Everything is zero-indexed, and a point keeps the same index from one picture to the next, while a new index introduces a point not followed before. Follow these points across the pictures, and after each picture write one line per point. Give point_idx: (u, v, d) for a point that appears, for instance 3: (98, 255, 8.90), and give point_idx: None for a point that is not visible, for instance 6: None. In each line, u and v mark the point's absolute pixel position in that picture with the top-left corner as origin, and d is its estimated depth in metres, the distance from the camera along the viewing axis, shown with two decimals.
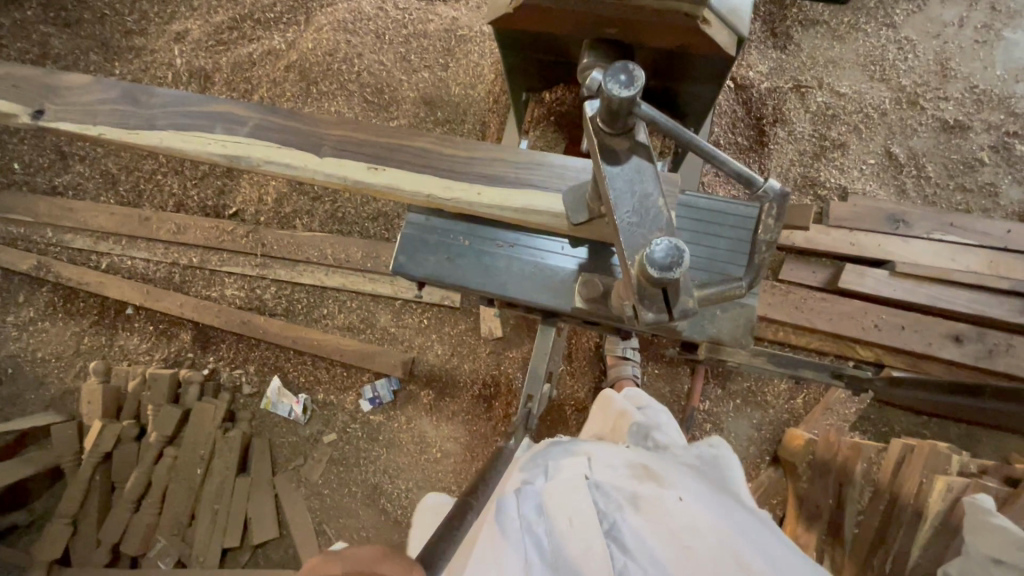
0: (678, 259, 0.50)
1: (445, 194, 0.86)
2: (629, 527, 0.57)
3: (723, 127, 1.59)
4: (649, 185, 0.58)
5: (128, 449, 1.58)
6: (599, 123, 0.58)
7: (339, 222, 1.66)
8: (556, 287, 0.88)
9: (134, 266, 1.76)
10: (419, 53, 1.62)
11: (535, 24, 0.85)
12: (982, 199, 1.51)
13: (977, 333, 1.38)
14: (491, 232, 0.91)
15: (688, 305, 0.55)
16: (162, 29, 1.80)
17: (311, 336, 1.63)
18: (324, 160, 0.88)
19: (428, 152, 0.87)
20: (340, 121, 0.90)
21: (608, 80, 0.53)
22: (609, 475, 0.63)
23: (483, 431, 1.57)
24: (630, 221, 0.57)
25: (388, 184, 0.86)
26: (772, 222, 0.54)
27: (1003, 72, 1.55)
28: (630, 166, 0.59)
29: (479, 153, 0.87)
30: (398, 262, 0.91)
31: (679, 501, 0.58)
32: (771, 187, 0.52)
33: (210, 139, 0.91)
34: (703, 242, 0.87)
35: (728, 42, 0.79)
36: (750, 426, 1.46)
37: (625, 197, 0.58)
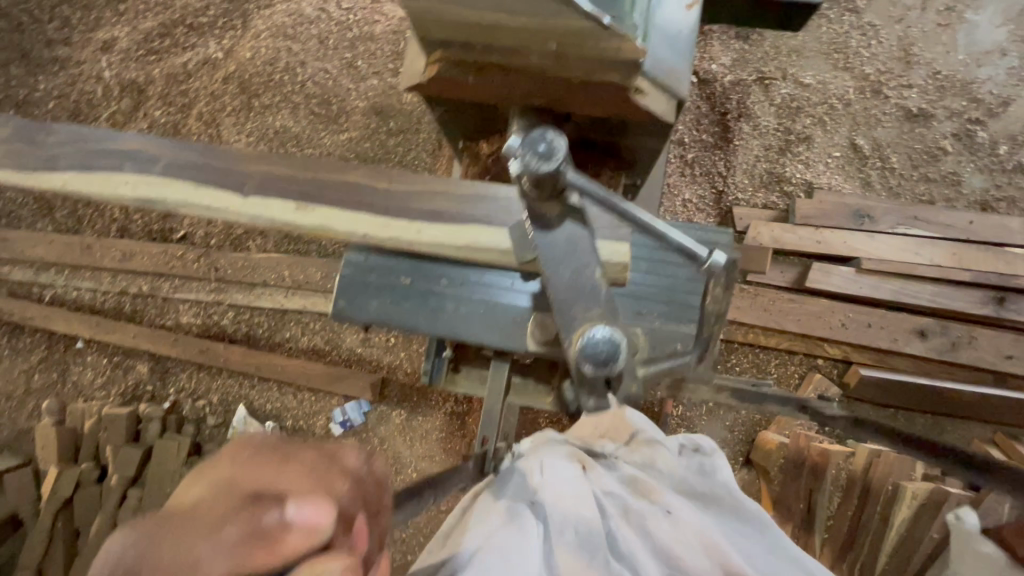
0: (614, 354, 0.57)
1: (382, 233, 0.81)
2: (625, 540, 0.52)
3: (687, 125, 1.56)
4: (585, 255, 0.58)
5: (90, 492, 1.52)
6: (528, 194, 0.55)
7: (294, 242, 1.59)
8: (507, 324, 0.89)
9: (81, 297, 1.67)
10: (366, 58, 1.52)
11: (463, 91, 0.81)
12: (945, 189, 1.50)
13: (941, 325, 1.39)
14: (435, 269, 0.90)
15: (632, 388, 0.70)
16: (86, 38, 1.66)
17: (274, 361, 1.57)
18: (247, 201, 0.82)
19: (360, 188, 0.82)
20: (267, 156, 0.83)
21: (527, 153, 0.50)
22: (607, 478, 0.57)
23: (457, 448, 1.55)
24: (567, 298, 0.60)
25: (321, 226, 0.81)
26: (722, 291, 0.59)
27: (967, 56, 1.52)
28: (563, 233, 0.58)
29: (416, 186, 0.81)
30: (339, 305, 0.92)
31: (674, 515, 0.53)
32: (718, 261, 0.53)
33: (119, 181, 0.83)
34: (663, 272, 0.90)
35: (666, 108, 0.78)
36: (723, 429, 1.47)
37: (561, 269, 0.59)
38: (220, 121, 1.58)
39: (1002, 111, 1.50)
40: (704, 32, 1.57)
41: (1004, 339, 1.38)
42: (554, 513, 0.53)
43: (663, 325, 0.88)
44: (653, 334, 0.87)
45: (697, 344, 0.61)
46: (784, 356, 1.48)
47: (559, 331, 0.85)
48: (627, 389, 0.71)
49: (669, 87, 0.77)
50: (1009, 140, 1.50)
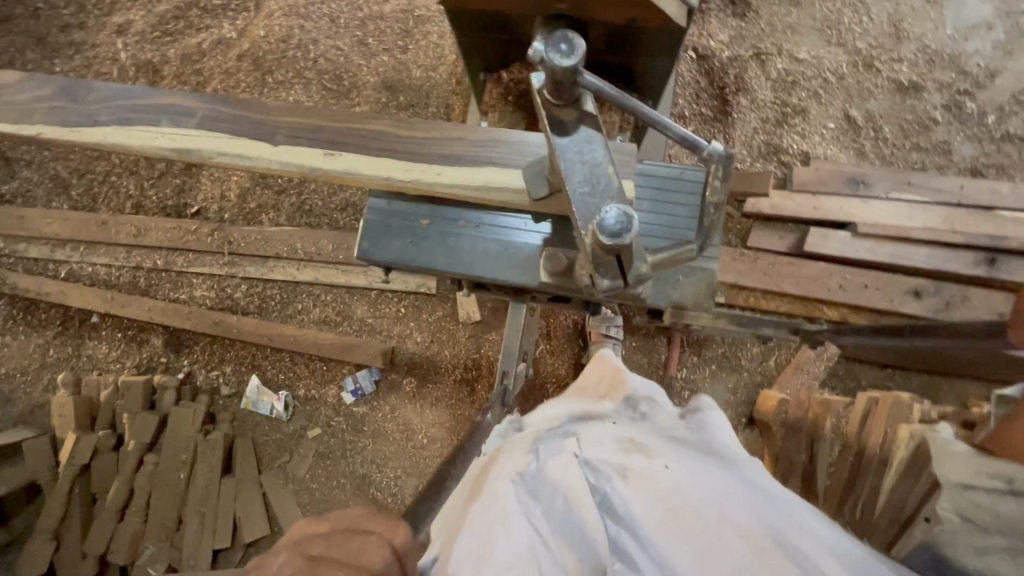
0: (630, 224, 0.52)
1: (404, 176, 0.84)
2: (619, 498, 0.58)
3: (687, 98, 1.61)
4: (598, 153, 0.60)
5: (106, 460, 1.54)
6: (547, 94, 0.59)
7: (306, 215, 1.63)
8: (523, 263, 0.89)
9: (96, 272, 1.70)
10: (376, 36, 1.57)
11: (486, 1, 0.85)
12: (936, 157, 1.56)
13: (935, 286, 1.44)
14: (454, 211, 0.91)
15: (643, 269, 0.58)
16: (102, 21, 1.71)
17: (287, 331, 1.61)
18: (279, 148, 0.86)
19: (386, 136, 0.86)
20: (291, 109, 0.87)
21: (550, 50, 0.54)
22: (599, 447, 0.63)
23: (466, 414, 1.58)
24: (582, 191, 0.60)
25: (347, 170, 0.85)
26: (720, 184, 0.58)
27: (954, 31, 1.58)
28: (579, 136, 0.61)
29: (437, 132, 0.85)
30: (361, 248, 0.92)
31: (665, 468, 0.59)
32: (717, 149, 0.56)
33: (154, 134, 0.87)
34: (665, 211, 0.89)
35: (677, 13, 0.82)
36: (726, 391, 1.51)
37: (576, 167, 0.60)
38: (234, 98, 1.63)
39: (990, 82, 1.56)
40: (702, 10, 1.63)
41: (996, 299, 1.42)
42: (546, 486, 0.60)
43: None
44: None
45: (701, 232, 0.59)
46: (784, 320, 1.53)
47: (569, 265, 0.85)
48: (638, 269, 0.58)
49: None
50: (997, 110, 1.55)
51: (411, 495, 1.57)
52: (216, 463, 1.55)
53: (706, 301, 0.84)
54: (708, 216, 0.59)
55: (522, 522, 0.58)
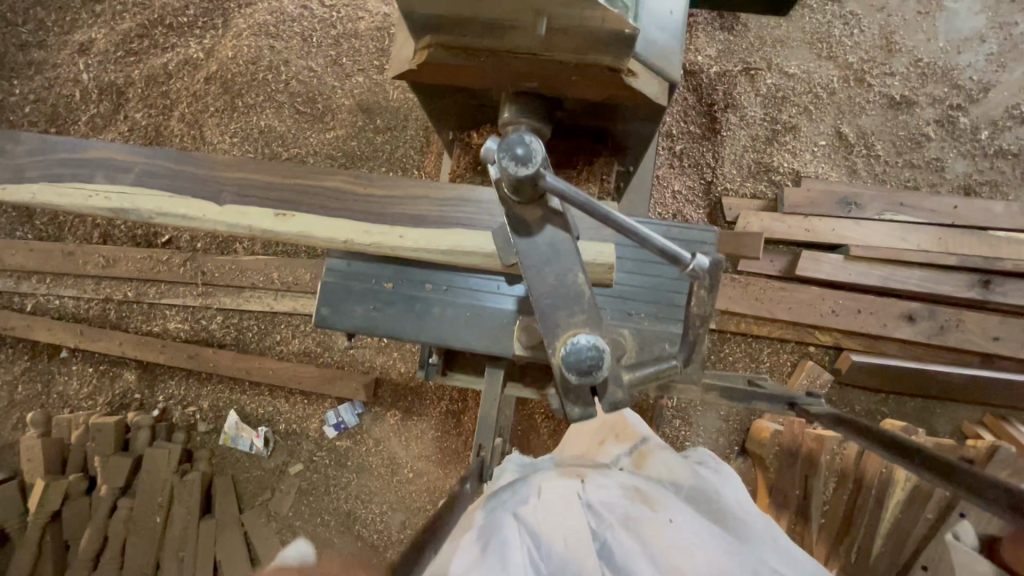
0: (599, 360, 0.52)
1: (364, 239, 0.79)
2: (622, 546, 0.51)
3: (675, 116, 1.57)
4: (567, 262, 0.57)
5: (79, 504, 1.49)
6: (509, 194, 0.56)
7: (283, 243, 1.57)
8: (494, 330, 0.86)
9: (64, 306, 1.63)
10: (351, 55, 1.51)
11: (452, 78, 0.81)
12: (929, 174, 1.52)
13: (929, 310, 1.40)
14: (420, 274, 0.88)
15: (619, 395, 0.57)
16: (62, 40, 1.63)
17: (264, 365, 1.55)
18: (225, 210, 0.80)
19: (343, 194, 0.82)
20: (240, 164, 0.82)
21: (506, 155, 0.52)
22: (602, 493, 0.57)
23: (453, 447, 1.53)
24: (550, 302, 0.57)
25: (298, 233, 0.78)
26: (706, 293, 0.54)
27: (946, 43, 1.54)
28: (543, 237, 0.58)
29: (397, 193, 0.82)
30: (321, 314, 0.89)
31: (672, 523, 0.53)
32: (701, 262, 0.52)
33: (90, 190, 0.81)
34: (649, 272, 0.89)
35: (657, 90, 0.78)
36: (718, 419, 1.47)
37: (542, 274, 0.57)
38: (203, 122, 1.55)
39: (983, 97, 1.52)
40: (689, 24, 1.58)
41: (990, 321, 1.40)
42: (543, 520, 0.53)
43: (650, 326, 0.88)
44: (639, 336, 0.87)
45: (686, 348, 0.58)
46: (776, 345, 1.49)
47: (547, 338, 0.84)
48: (612, 395, 0.58)
49: (658, 70, 0.78)
50: (990, 125, 1.51)
51: (397, 531, 1.53)
52: (194, 504, 1.50)
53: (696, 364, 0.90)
54: (693, 330, 0.57)
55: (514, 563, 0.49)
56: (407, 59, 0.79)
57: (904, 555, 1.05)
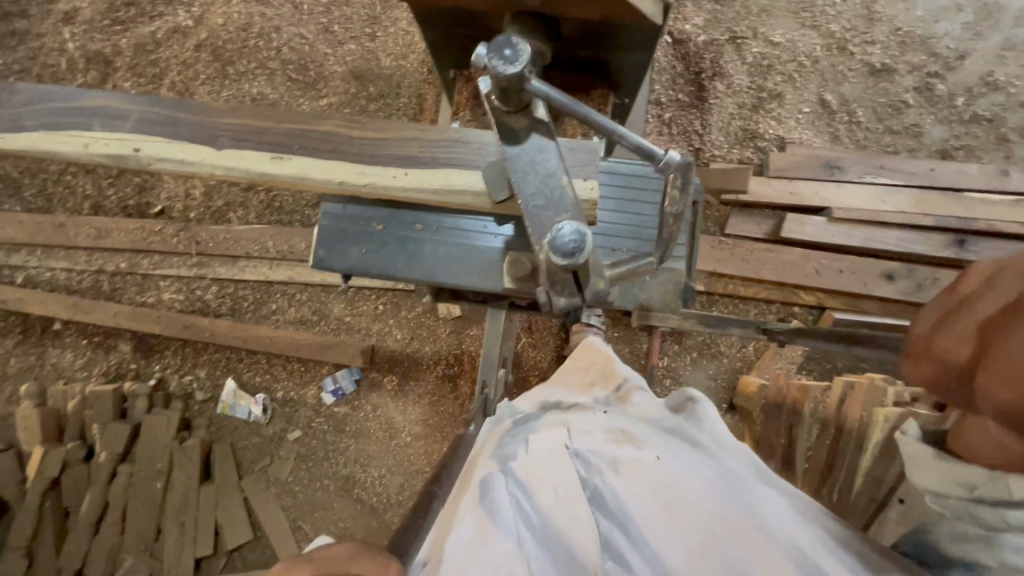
0: (581, 244, 0.59)
1: (358, 180, 0.83)
2: (613, 492, 0.56)
3: (663, 84, 1.60)
4: (551, 165, 0.64)
5: (77, 473, 1.49)
6: (496, 102, 0.63)
7: (277, 213, 1.58)
8: (486, 269, 0.92)
9: (55, 278, 1.63)
10: (343, 23, 1.51)
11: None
12: (908, 139, 1.57)
13: (908, 269, 1.47)
14: (410, 216, 0.93)
15: (600, 286, 0.65)
16: (46, 9, 1.60)
17: (262, 333, 1.56)
18: (222, 154, 0.83)
19: (335, 136, 0.84)
20: (235, 110, 0.84)
21: (493, 56, 0.57)
22: (588, 439, 0.62)
23: (450, 410, 1.56)
24: (537, 205, 0.64)
25: (296, 174, 0.83)
26: (679, 191, 0.59)
27: (925, 13, 1.59)
28: (531, 144, 0.65)
29: (387, 135, 0.84)
30: (318, 256, 0.94)
31: (659, 460, 0.57)
32: (672, 158, 0.58)
33: (89, 141, 0.83)
34: (631, 208, 0.96)
35: (653, 10, 0.80)
36: (707, 377, 1.53)
37: (528, 176, 0.64)
38: (193, 90, 1.55)
39: (960, 64, 1.57)
40: None
41: None
42: (538, 479, 0.58)
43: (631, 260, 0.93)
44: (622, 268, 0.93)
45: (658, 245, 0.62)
46: (763, 306, 1.54)
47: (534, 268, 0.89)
48: (594, 286, 0.65)
49: None
50: (966, 91, 1.57)
51: (396, 494, 1.55)
52: (194, 470, 1.51)
53: (671, 300, 0.94)
54: (665, 228, 0.61)
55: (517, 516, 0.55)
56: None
57: None
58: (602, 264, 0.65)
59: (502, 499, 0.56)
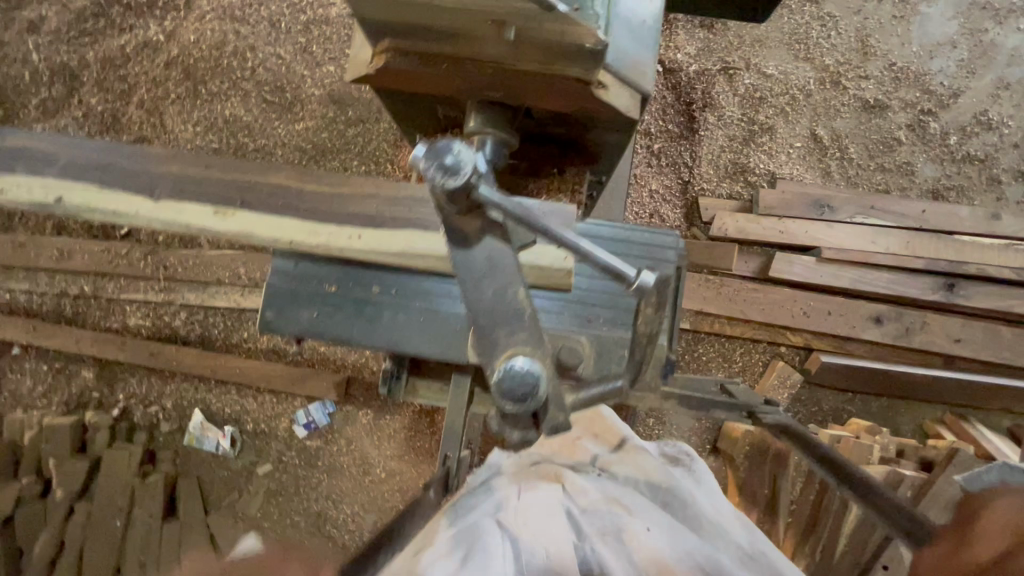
0: (533, 387, 0.48)
1: (309, 239, 0.75)
2: (604, 556, 0.54)
3: (653, 114, 1.55)
4: (504, 275, 0.51)
5: (31, 509, 1.42)
6: (441, 203, 0.50)
7: (250, 238, 1.51)
8: (446, 341, 0.87)
9: (15, 300, 1.55)
10: (322, 43, 1.44)
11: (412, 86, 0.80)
12: (899, 178, 1.54)
13: (896, 312, 1.44)
14: (366, 276, 0.87)
15: (561, 420, 0.52)
16: (9, 18, 1.52)
17: (232, 363, 1.50)
18: (161, 205, 0.75)
19: (283, 191, 0.75)
20: (176, 157, 0.76)
21: (433, 168, 0.47)
22: (583, 499, 0.63)
23: (427, 447, 1.51)
24: (489, 323, 0.51)
25: (239, 232, 0.74)
26: (653, 309, 0.49)
27: (919, 48, 1.56)
28: (482, 249, 0.52)
29: (343, 188, 0.76)
30: (267, 317, 0.89)
31: (648, 531, 0.57)
32: (647, 280, 0.44)
33: (12, 185, 0.75)
34: (610, 273, 0.90)
35: (627, 101, 0.78)
36: (691, 418, 1.50)
37: (479, 287, 0.52)
38: (163, 108, 1.48)
39: (954, 102, 1.55)
40: (670, 22, 1.57)
41: (952, 323, 1.43)
42: (529, 528, 0.56)
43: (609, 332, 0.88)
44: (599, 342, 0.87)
45: (632, 365, 0.52)
46: (749, 345, 1.50)
47: None
48: (553, 418, 0.52)
49: (630, 81, 0.77)
50: (959, 130, 1.54)
51: (369, 532, 1.50)
52: (157, 506, 1.45)
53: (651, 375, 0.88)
54: (638, 346, 0.52)
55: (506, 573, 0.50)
56: (364, 62, 0.76)
57: (865, 554, 1.08)
58: (563, 391, 0.52)
59: (490, 538, 0.53)
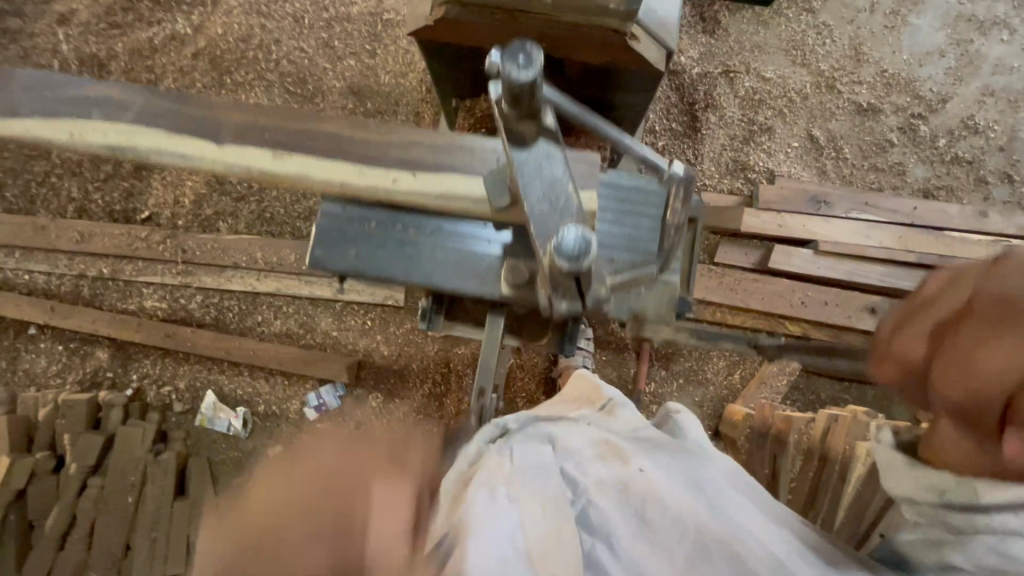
0: (586, 250, 0.60)
1: (358, 180, 0.82)
2: (598, 506, 0.59)
3: (658, 113, 1.62)
4: (558, 169, 0.66)
5: (45, 484, 1.44)
6: (504, 107, 0.63)
7: (267, 224, 1.56)
8: (481, 273, 0.93)
9: (33, 281, 1.59)
10: (343, 38, 1.51)
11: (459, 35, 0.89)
12: (892, 177, 1.61)
13: (890, 304, 1.50)
14: (405, 218, 0.94)
15: (603, 293, 0.72)
16: (40, 9, 1.58)
17: (245, 344, 1.53)
18: (220, 149, 0.81)
19: (340, 137, 0.82)
20: (230, 105, 0.83)
21: (508, 61, 0.58)
22: (575, 459, 0.65)
23: (435, 430, 1.54)
24: (543, 210, 0.65)
25: (295, 173, 0.81)
26: (682, 195, 0.76)
27: (910, 56, 1.64)
28: (538, 149, 0.66)
29: (395, 136, 0.83)
30: (315, 255, 0.95)
31: (642, 472, 0.62)
32: (677, 170, 0.74)
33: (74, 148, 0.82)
34: (627, 221, 0.98)
35: (656, 54, 0.87)
36: (693, 404, 1.55)
37: (534, 185, 0.66)
38: (188, 98, 1.54)
39: (942, 107, 1.63)
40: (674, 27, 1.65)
41: None
42: (528, 494, 0.59)
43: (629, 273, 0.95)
44: None
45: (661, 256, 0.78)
46: (750, 334, 1.55)
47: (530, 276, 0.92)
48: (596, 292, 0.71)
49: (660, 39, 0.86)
50: (947, 134, 1.62)
51: None
52: (168, 484, 1.47)
53: (665, 313, 0.98)
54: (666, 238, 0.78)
55: (502, 533, 0.55)
56: (423, 17, 0.87)
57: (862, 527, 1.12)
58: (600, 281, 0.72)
59: (487, 515, 0.56)
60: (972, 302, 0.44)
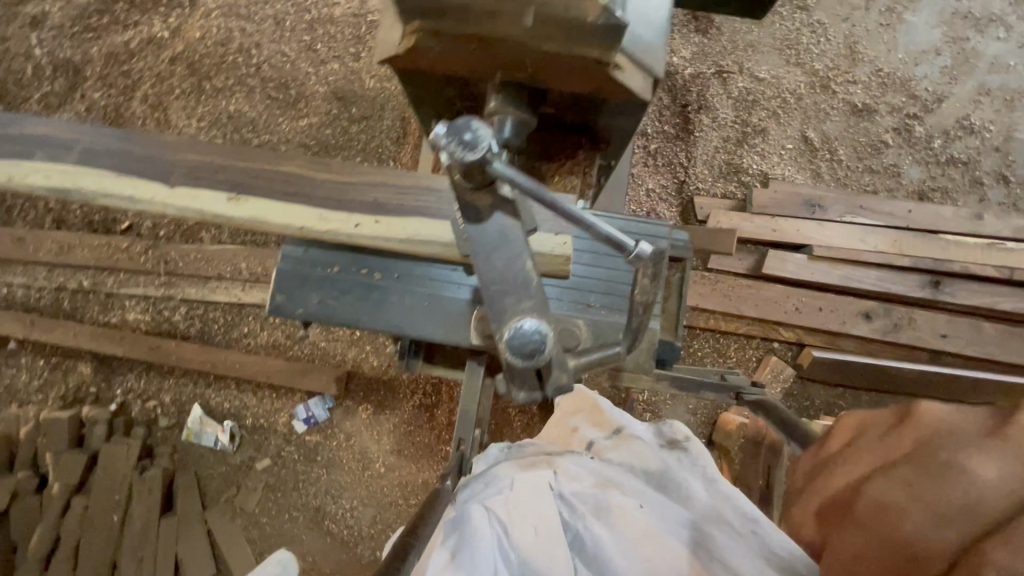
0: (541, 344, 0.57)
1: (320, 225, 0.81)
2: (592, 537, 0.63)
3: (650, 116, 1.59)
4: (515, 247, 0.61)
5: (27, 504, 1.41)
6: (458, 181, 0.59)
7: (251, 233, 1.52)
8: (452, 319, 0.91)
9: (12, 294, 1.55)
10: (326, 41, 1.47)
11: (437, 64, 0.85)
12: (887, 179, 1.59)
13: (884, 308, 1.49)
14: (372, 262, 0.91)
15: (563, 381, 0.62)
16: (11, 13, 1.53)
17: (231, 357, 1.50)
18: (175, 191, 0.80)
19: (301, 179, 0.81)
20: (190, 144, 0.82)
21: (451, 140, 0.54)
22: (573, 485, 0.67)
23: (427, 441, 1.52)
24: (499, 289, 0.61)
25: (252, 218, 0.79)
26: (648, 280, 0.59)
27: (905, 55, 1.62)
28: (494, 223, 0.61)
29: (356, 179, 0.82)
30: (276, 301, 0.92)
31: (639, 508, 0.64)
32: (644, 250, 0.54)
33: (37, 172, 0.79)
34: (604, 263, 0.95)
35: (642, 82, 0.83)
36: (686, 412, 1.53)
37: (491, 259, 0.61)
38: (167, 104, 1.49)
39: (938, 107, 1.60)
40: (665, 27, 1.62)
41: (938, 319, 1.48)
42: (520, 518, 0.64)
43: (606, 318, 0.93)
44: (596, 326, 0.92)
45: (628, 334, 0.63)
46: (743, 341, 1.54)
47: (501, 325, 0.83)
48: (558, 379, 0.62)
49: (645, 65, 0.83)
50: (943, 134, 1.60)
51: (368, 526, 1.49)
52: (154, 501, 1.45)
53: (644, 359, 0.96)
54: (635, 317, 0.63)
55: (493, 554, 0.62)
56: (393, 45, 0.83)
57: None
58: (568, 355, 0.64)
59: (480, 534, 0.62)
60: (862, 483, 0.36)
